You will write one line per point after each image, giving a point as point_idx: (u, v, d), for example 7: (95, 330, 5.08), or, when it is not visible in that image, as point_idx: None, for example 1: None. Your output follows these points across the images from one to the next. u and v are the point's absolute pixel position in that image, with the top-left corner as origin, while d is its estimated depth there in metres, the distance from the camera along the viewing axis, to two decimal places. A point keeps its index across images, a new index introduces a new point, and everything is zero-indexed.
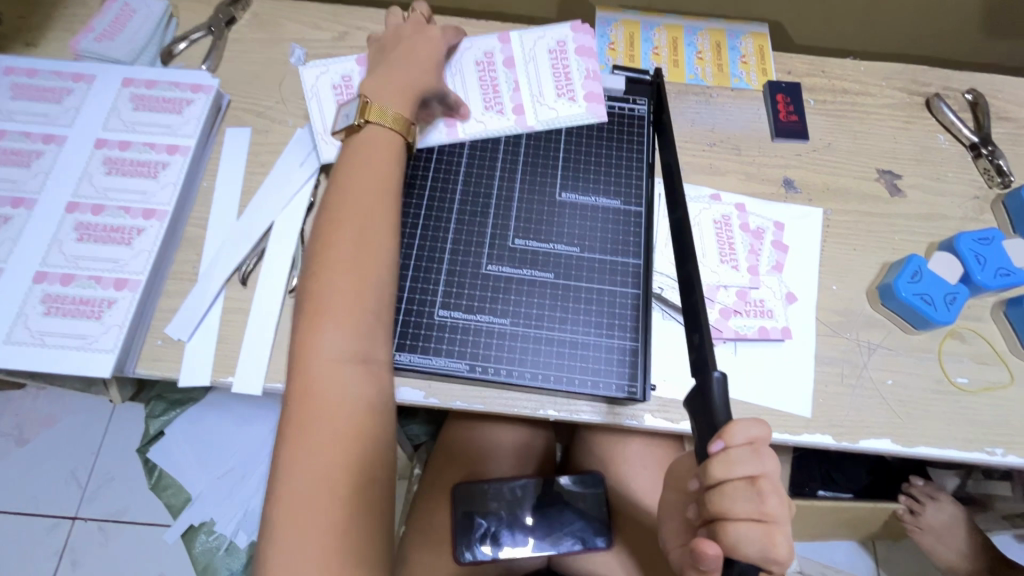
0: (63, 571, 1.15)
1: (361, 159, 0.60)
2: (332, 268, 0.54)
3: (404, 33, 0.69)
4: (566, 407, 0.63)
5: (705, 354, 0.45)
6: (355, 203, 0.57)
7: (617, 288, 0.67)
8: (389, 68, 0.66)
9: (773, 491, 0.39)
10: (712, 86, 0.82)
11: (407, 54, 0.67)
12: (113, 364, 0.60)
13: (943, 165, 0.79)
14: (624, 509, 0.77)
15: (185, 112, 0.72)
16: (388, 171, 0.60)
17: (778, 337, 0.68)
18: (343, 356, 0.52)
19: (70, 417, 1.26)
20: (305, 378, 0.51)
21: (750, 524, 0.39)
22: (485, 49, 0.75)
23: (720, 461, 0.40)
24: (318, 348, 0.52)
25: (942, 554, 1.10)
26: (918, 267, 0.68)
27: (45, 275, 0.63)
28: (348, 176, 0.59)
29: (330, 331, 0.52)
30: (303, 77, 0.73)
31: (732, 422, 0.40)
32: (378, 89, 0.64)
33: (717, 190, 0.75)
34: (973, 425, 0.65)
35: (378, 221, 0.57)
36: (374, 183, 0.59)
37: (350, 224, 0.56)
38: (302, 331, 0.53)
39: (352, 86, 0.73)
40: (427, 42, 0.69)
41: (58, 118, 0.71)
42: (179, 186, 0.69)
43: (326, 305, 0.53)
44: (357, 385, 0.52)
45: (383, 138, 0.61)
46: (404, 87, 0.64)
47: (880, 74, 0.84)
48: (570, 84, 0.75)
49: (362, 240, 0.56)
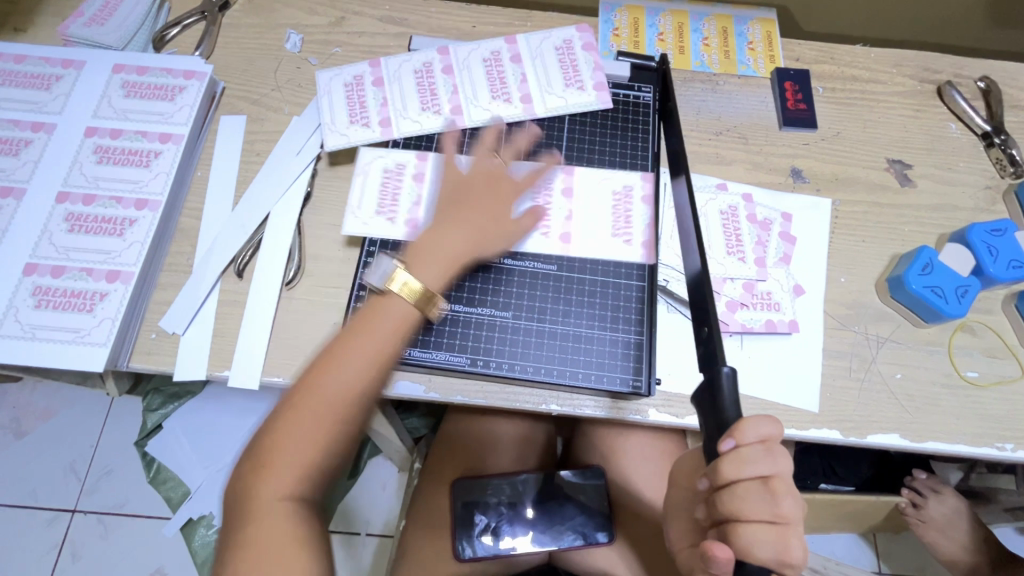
0: (62, 564, 1.15)
1: (364, 324, 0.52)
2: (299, 423, 0.48)
3: (470, 178, 0.62)
4: (568, 401, 0.62)
5: (715, 349, 0.45)
6: (343, 364, 0.50)
7: (622, 280, 0.65)
8: (455, 206, 0.60)
9: (787, 492, 0.38)
10: (718, 74, 0.80)
11: (468, 202, 0.60)
12: (105, 359, 0.59)
13: (954, 155, 0.77)
14: (626, 503, 0.76)
15: (178, 99, 0.70)
16: (385, 345, 0.52)
17: (785, 331, 0.66)
18: (287, 504, 0.47)
19: (68, 410, 1.25)
20: (248, 510, 0.47)
21: (762, 525, 0.38)
22: (535, 163, 0.68)
23: (730, 462, 0.38)
24: (261, 489, 0.47)
25: (944, 548, 1.09)
26: (928, 259, 0.67)
27: (35, 267, 0.62)
28: (345, 340, 0.51)
29: (279, 478, 0.48)
30: (359, 156, 0.67)
31: (742, 419, 0.39)
32: (426, 242, 0.57)
33: (724, 180, 0.73)
34: (982, 420, 0.64)
35: (358, 416, 0.50)
36: (362, 365, 0.50)
37: (331, 387, 0.49)
38: (247, 467, 0.48)
39: (402, 177, 0.66)
40: (493, 175, 0.63)
41: (47, 106, 0.69)
42: (172, 176, 0.67)
43: (281, 452, 0.48)
44: (296, 535, 0.47)
45: (394, 318, 0.52)
46: (450, 262, 0.56)
47: (891, 61, 0.82)
48: (629, 231, 0.66)
49: (338, 404, 0.49)
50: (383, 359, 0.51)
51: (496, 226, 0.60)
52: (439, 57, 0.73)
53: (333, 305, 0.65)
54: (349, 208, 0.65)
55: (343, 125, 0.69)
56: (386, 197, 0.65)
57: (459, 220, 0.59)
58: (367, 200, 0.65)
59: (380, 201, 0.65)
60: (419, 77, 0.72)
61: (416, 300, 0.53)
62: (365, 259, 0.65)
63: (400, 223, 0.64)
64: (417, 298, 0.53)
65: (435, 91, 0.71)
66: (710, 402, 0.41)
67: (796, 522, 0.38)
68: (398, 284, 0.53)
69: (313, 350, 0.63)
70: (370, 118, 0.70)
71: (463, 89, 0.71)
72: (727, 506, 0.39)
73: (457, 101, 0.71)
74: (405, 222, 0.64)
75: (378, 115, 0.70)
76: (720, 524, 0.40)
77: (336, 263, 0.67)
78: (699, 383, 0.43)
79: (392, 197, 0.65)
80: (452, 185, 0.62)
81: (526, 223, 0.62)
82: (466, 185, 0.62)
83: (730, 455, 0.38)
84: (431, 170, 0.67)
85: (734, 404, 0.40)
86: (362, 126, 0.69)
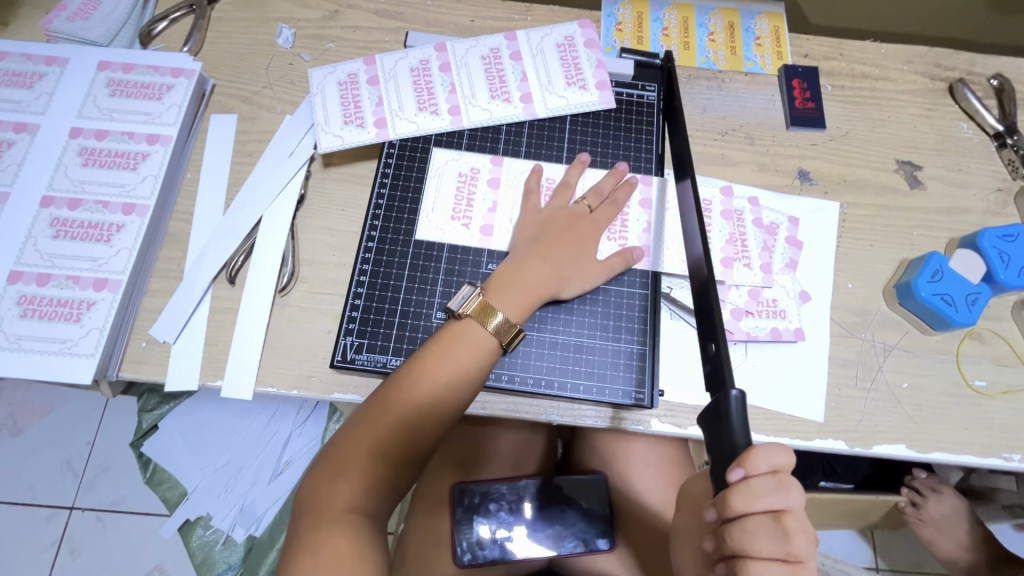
0: (60, 562, 1.15)
1: (439, 349, 0.54)
2: (376, 440, 0.51)
3: (552, 215, 0.63)
4: (569, 412, 0.61)
5: (722, 369, 0.45)
6: (421, 390, 0.53)
7: (624, 289, 0.64)
8: (540, 244, 0.61)
9: (799, 529, 0.38)
10: (724, 71, 0.78)
11: (554, 239, 0.61)
12: (94, 370, 0.57)
13: (965, 155, 0.75)
14: (628, 510, 0.75)
15: (166, 99, 0.68)
16: (468, 370, 0.54)
17: (791, 339, 0.65)
18: (354, 518, 0.48)
19: (63, 408, 1.24)
20: (317, 516, 0.48)
21: (772, 562, 0.38)
22: (548, 175, 0.68)
23: (740, 493, 0.39)
24: (334, 497, 0.49)
25: (942, 546, 1.08)
26: (938, 266, 0.65)
27: (20, 275, 0.60)
28: (424, 365, 0.54)
29: (351, 488, 0.49)
30: (433, 158, 0.68)
31: (752, 449, 0.39)
32: (504, 278, 0.58)
33: (730, 183, 0.71)
34: (989, 430, 0.63)
35: (429, 438, 0.53)
36: (436, 390, 0.53)
37: (407, 409, 0.52)
38: (323, 476, 0.50)
39: (477, 183, 0.67)
40: (582, 217, 0.63)
41: (29, 106, 0.66)
42: (160, 179, 0.65)
43: (358, 463, 0.50)
44: (359, 552, 0.47)
45: (471, 346, 0.55)
46: (530, 296, 0.58)
47: (901, 57, 0.80)
48: (626, 234, 0.65)
49: (410, 429, 0.52)
50: (458, 385, 0.53)
51: (579, 268, 0.61)
52: (436, 53, 0.71)
53: (327, 312, 0.63)
54: (424, 211, 0.66)
55: (337, 126, 0.67)
56: (461, 202, 0.66)
57: (544, 255, 0.60)
58: (441, 204, 0.66)
59: (454, 205, 0.66)
60: (416, 75, 0.69)
61: (496, 331, 0.56)
62: (360, 267, 0.64)
63: (475, 227, 0.65)
64: (496, 328, 0.56)
65: (432, 90, 0.69)
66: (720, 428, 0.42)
67: (807, 560, 0.38)
68: (475, 306, 0.56)
69: (308, 359, 0.61)
70: (365, 118, 0.67)
71: (461, 88, 0.69)
72: (735, 540, 0.39)
73: (455, 101, 0.69)
74: (480, 226, 0.65)
75: (373, 115, 0.67)
76: (728, 557, 0.40)
77: (330, 268, 0.65)
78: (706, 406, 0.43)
79: (466, 202, 0.66)
80: (538, 223, 0.63)
81: (610, 267, 0.62)
82: (555, 225, 0.63)
83: (740, 488, 0.39)
84: (505, 173, 0.68)
85: (743, 432, 0.41)
86: (357, 127, 0.67)
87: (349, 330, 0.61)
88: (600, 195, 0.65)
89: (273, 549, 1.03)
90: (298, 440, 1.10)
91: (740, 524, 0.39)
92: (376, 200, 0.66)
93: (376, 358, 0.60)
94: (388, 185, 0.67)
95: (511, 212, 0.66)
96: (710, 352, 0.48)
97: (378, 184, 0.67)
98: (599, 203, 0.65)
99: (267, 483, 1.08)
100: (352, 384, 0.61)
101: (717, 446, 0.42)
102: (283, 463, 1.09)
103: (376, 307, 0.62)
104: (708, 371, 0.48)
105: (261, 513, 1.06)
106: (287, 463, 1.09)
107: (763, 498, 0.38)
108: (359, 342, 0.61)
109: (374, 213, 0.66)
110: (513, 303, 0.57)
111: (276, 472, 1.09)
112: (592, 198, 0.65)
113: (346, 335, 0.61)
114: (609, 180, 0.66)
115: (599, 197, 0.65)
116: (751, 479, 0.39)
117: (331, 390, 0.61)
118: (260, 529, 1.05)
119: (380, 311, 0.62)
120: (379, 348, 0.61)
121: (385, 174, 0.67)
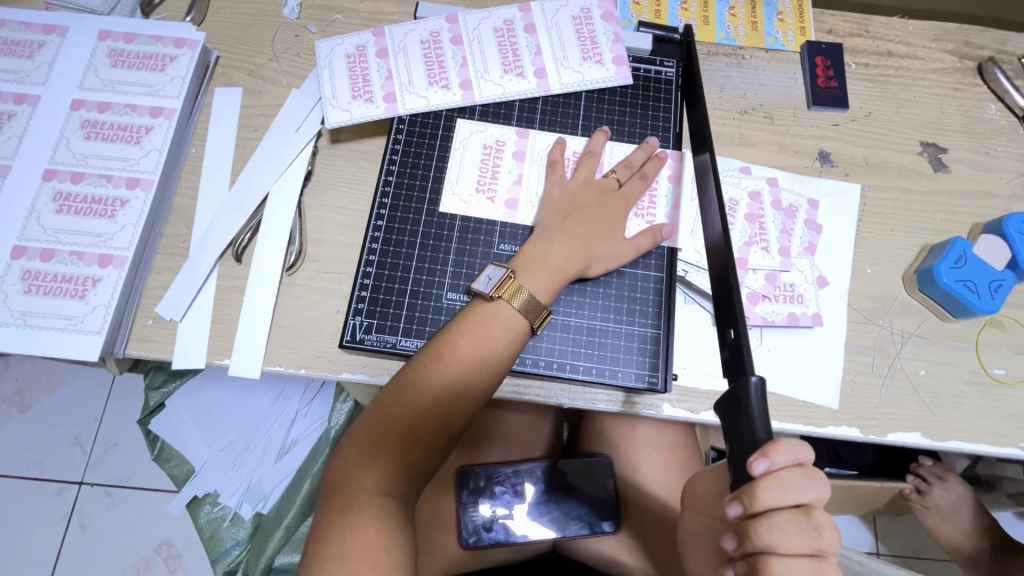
0: (71, 534, 1.16)
1: (468, 331, 0.53)
2: (407, 424, 0.50)
3: (578, 188, 0.62)
4: (580, 396, 0.61)
5: (743, 355, 0.44)
6: (451, 374, 0.52)
7: (639, 273, 0.62)
8: (569, 219, 0.60)
9: (827, 524, 0.39)
10: (745, 47, 0.75)
11: (581, 214, 0.60)
12: (101, 346, 0.57)
13: (992, 138, 0.73)
14: (637, 495, 0.74)
15: (170, 70, 0.66)
16: (500, 349, 0.54)
17: (808, 324, 0.64)
18: (385, 502, 0.48)
19: (70, 385, 1.24)
20: (344, 502, 0.48)
21: (799, 557, 0.38)
22: (571, 148, 0.66)
23: (767, 484, 0.39)
24: (364, 481, 0.48)
25: (946, 534, 1.07)
26: (962, 252, 0.63)
27: (24, 249, 0.59)
28: (454, 347, 0.53)
29: (381, 473, 0.49)
30: (457, 130, 0.66)
31: (777, 440, 0.39)
32: (530, 255, 0.58)
33: (748, 164, 0.69)
34: (1006, 419, 0.62)
35: (461, 418, 0.53)
36: (467, 372, 0.52)
37: (438, 392, 0.52)
38: (351, 462, 0.49)
39: (502, 155, 0.65)
40: (610, 192, 0.62)
41: (30, 76, 0.65)
42: (164, 154, 0.63)
43: (391, 445, 0.50)
44: (392, 537, 0.46)
45: (501, 329, 0.54)
46: (556, 274, 0.57)
47: (929, 35, 0.77)
48: (653, 210, 0.64)
49: (441, 412, 0.51)
50: (490, 364, 0.53)
51: (607, 246, 0.60)
52: (447, 25, 0.68)
53: (336, 292, 0.62)
54: (446, 184, 0.64)
55: (345, 100, 0.65)
56: (486, 175, 0.65)
57: (570, 233, 0.59)
58: (466, 177, 0.65)
59: (478, 177, 0.65)
60: (426, 47, 0.67)
61: (523, 312, 0.55)
62: (368, 247, 0.62)
63: (500, 201, 0.64)
64: (521, 306, 0.55)
65: (442, 63, 0.67)
66: (740, 418, 0.42)
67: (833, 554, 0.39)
68: (505, 287, 0.55)
69: (316, 339, 0.61)
70: (373, 92, 0.65)
71: (472, 61, 0.67)
72: (762, 536, 0.39)
73: (466, 75, 0.66)
74: (505, 201, 0.64)
75: (382, 90, 0.65)
76: (749, 555, 0.40)
77: (338, 247, 0.64)
78: (722, 395, 0.43)
79: (491, 175, 0.65)
80: (564, 197, 0.62)
81: (638, 246, 0.60)
82: (581, 201, 0.61)
83: (768, 480, 0.39)
84: (531, 146, 0.66)
85: (763, 427, 0.40)
86: (365, 102, 0.65)
87: (358, 310, 0.60)
88: (630, 169, 0.64)
89: (280, 527, 1.01)
90: (304, 420, 1.10)
91: (767, 520, 0.39)
92: (384, 177, 0.65)
93: (386, 339, 0.60)
94: (397, 162, 0.65)
95: (537, 187, 0.64)
96: (730, 337, 0.47)
97: (387, 161, 0.65)
98: (628, 177, 0.63)
99: (274, 462, 1.08)
100: (361, 364, 0.60)
101: (736, 434, 0.42)
102: (290, 442, 1.09)
103: (385, 287, 0.61)
104: (728, 356, 0.47)
105: (268, 491, 1.07)
106: (294, 442, 1.09)
107: (792, 492, 0.39)
108: (368, 322, 0.60)
109: (383, 191, 0.64)
110: (542, 281, 0.56)
111: (283, 451, 1.09)
112: (622, 172, 0.63)
113: (356, 315, 0.60)
114: (639, 155, 0.64)
115: (628, 170, 0.64)
116: (778, 472, 0.39)
117: (339, 370, 0.60)
118: (267, 506, 1.06)
119: (390, 292, 0.61)
120: (388, 328, 0.60)
121: (395, 151, 0.65)
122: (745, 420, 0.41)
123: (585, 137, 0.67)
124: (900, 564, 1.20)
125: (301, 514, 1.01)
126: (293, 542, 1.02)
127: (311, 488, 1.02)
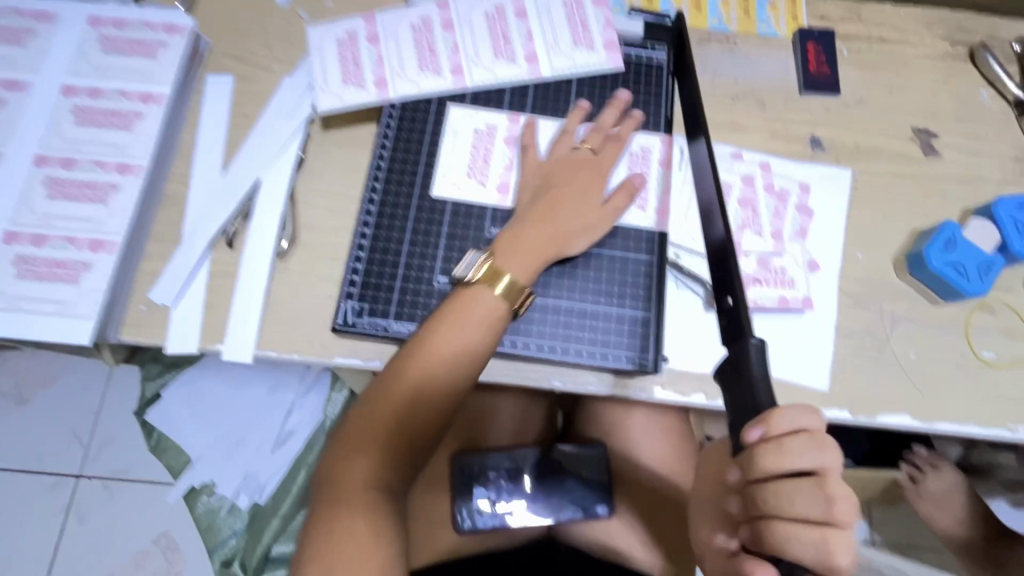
0: (70, 526, 1.17)
1: (447, 320, 0.54)
2: (393, 414, 0.51)
3: (550, 167, 0.63)
4: (572, 378, 0.60)
5: (740, 320, 0.45)
6: (435, 365, 0.52)
7: (630, 256, 0.63)
8: (540, 202, 0.61)
9: (842, 492, 0.37)
10: (737, 34, 0.75)
11: (555, 193, 0.61)
12: (94, 332, 0.57)
13: (983, 123, 0.73)
14: (630, 477, 0.75)
15: (160, 56, 0.66)
16: (480, 337, 0.54)
17: (799, 308, 0.64)
18: (373, 491, 0.50)
19: (67, 377, 1.24)
20: (334, 493, 0.49)
21: (806, 523, 0.37)
22: (559, 133, 0.66)
23: (769, 450, 0.38)
24: (352, 472, 0.50)
25: (940, 522, 1.07)
26: (951, 236, 0.64)
27: (16, 235, 0.59)
28: (433, 337, 0.53)
29: (368, 462, 0.50)
30: (448, 116, 0.66)
31: (776, 409, 0.39)
32: (507, 243, 0.58)
33: (739, 149, 0.69)
34: (996, 401, 0.63)
35: (447, 405, 0.53)
36: (448, 362, 0.53)
37: (421, 381, 0.52)
38: (338, 454, 0.51)
39: (494, 140, 0.65)
40: (584, 162, 0.63)
41: (20, 63, 0.64)
42: (156, 140, 0.63)
43: (379, 436, 0.51)
44: (379, 526, 0.48)
45: (480, 317, 0.54)
46: (536, 255, 0.57)
47: (921, 21, 0.77)
48: (646, 194, 0.64)
49: (425, 399, 0.52)
50: (471, 352, 0.53)
51: (583, 221, 0.60)
52: (439, 11, 0.68)
53: (328, 277, 0.62)
54: (439, 168, 0.64)
55: (336, 86, 0.65)
56: (478, 160, 0.65)
57: (547, 214, 0.60)
58: (457, 162, 0.65)
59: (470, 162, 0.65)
60: (417, 33, 0.67)
61: (502, 296, 0.55)
62: (360, 231, 0.63)
63: (492, 186, 0.64)
64: (502, 292, 0.55)
65: (433, 49, 0.67)
66: (741, 384, 0.42)
67: (847, 525, 0.37)
68: (482, 273, 0.56)
69: (309, 324, 0.61)
70: (365, 78, 0.65)
71: (464, 47, 0.67)
72: (765, 501, 0.38)
73: (458, 61, 0.66)
74: (497, 185, 0.64)
75: (373, 76, 0.65)
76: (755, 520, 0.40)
77: (331, 233, 0.64)
78: (727, 358, 0.43)
79: (483, 160, 0.65)
80: (537, 178, 0.63)
81: (616, 207, 0.62)
82: (554, 177, 0.62)
83: (768, 446, 0.38)
84: (520, 131, 0.66)
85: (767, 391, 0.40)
86: (357, 87, 0.65)
87: (350, 294, 0.60)
88: (602, 135, 0.65)
89: (276, 516, 1.03)
90: (301, 410, 1.10)
91: (773, 489, 0.38)
92: (376, 162, 0.65)
93: (378, 322, 0.60)
94: (389, 147, 0.65)
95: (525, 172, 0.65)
96: (726, 305, 0.48)
97: (378, 147, 0.65)
98: (602, 142, 0.65)
99: (270, 453, 1.08)
100: (354, 348, 0.61)
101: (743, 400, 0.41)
102: (287, 432, 1.09)
103: (377, 271, 0.61)
104: (724, 325, 0.48)
105: (264, 481, 1.06)
106: (290, 433, 1.09)
107: (798, 457, 0.38)
108: (360, 306, 0.60)
109: (374, 176, 0.64)
110: (525, 264, 0.57)
111: (280, 442, 1.08)
112: (594, 140, 0.65)
113: (347, 300, 0.60)
114: (611, 114, 0.65)
115: (601, 137, 0.65)
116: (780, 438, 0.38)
117: (332, 355, 0.60)
118: (264, 497, 1.06)
119: (381, 276, 0.61)
120: (380, 312, 0.60)
121: (386, 136, 0.66)
122: (748, 384, 0.41)
123: (563, 118, 0.67)
124: (894, 552, 1.21)
125: (297, 503, 1.03)
126: (289, 531, 1.03)
127: (305, 479, 1.05)
